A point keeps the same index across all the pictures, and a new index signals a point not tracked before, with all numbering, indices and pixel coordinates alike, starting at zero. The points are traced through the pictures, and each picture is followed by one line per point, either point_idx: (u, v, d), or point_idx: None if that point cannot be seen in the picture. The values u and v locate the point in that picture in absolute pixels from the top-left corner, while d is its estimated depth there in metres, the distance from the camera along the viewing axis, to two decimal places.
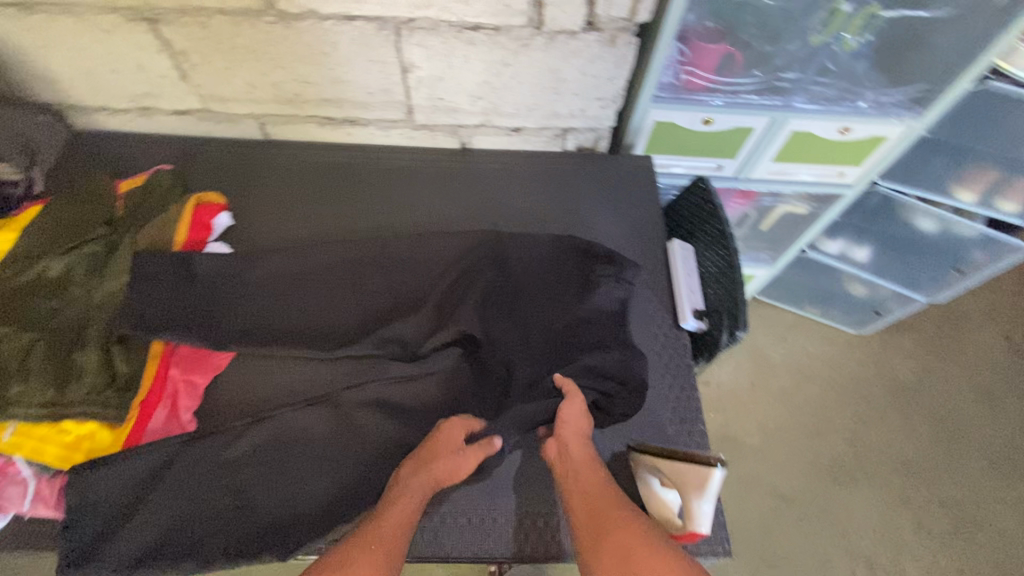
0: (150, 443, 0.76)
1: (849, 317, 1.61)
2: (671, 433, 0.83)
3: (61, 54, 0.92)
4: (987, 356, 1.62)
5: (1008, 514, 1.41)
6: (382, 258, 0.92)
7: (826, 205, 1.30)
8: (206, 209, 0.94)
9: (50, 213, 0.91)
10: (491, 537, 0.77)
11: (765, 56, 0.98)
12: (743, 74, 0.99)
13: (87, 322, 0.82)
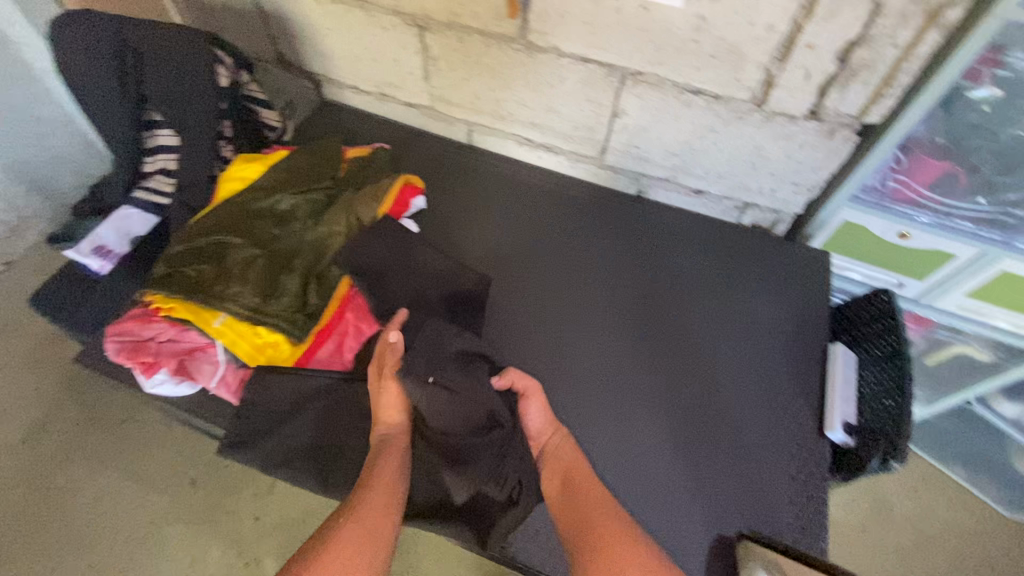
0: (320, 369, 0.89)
1: (1007, 496, 1.37)
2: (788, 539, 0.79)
3: (342, 38, 1.12)
4: None
5: None
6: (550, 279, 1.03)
7: (1017, 359, 1.16)
8: (409, 188, 1.08)
9: (293, 159, 1.10)
10: None
11: (995, 185, 0.90)
12: (962, 198, 0.92)
13: (296, 253, 0.97)
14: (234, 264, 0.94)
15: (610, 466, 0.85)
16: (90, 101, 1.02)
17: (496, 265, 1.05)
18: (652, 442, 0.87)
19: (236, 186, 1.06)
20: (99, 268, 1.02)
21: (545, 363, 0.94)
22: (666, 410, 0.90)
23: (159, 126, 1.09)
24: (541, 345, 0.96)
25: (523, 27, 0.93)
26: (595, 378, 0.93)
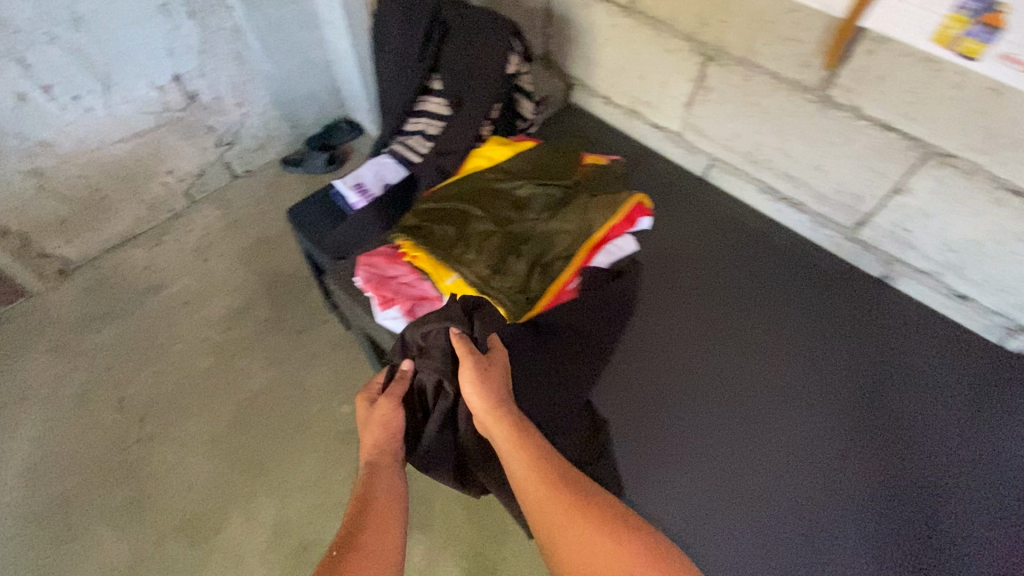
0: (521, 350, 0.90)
1: None
2: None
3: (617, 51, 1.15)
4: None
5: None
6: (763, 341, 0.98)
7: None
8: (639, 208, 1.07)
9: (538, 152, 1.16)
10: None
11: None
12: None
13: (525, 238, 1.02)
14: (471, 235, 1.01)
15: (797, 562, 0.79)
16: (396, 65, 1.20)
17: (703, 308, 1.03)
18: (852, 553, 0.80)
19: (484, 164, 1.15)
20: (354, 203, 1.18)
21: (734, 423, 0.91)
22: (875, 525, 0.81)
23: (435, 94, 1.22)
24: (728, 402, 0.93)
25: (828, 80, 0.89)
26: (797, 461, 0.87)
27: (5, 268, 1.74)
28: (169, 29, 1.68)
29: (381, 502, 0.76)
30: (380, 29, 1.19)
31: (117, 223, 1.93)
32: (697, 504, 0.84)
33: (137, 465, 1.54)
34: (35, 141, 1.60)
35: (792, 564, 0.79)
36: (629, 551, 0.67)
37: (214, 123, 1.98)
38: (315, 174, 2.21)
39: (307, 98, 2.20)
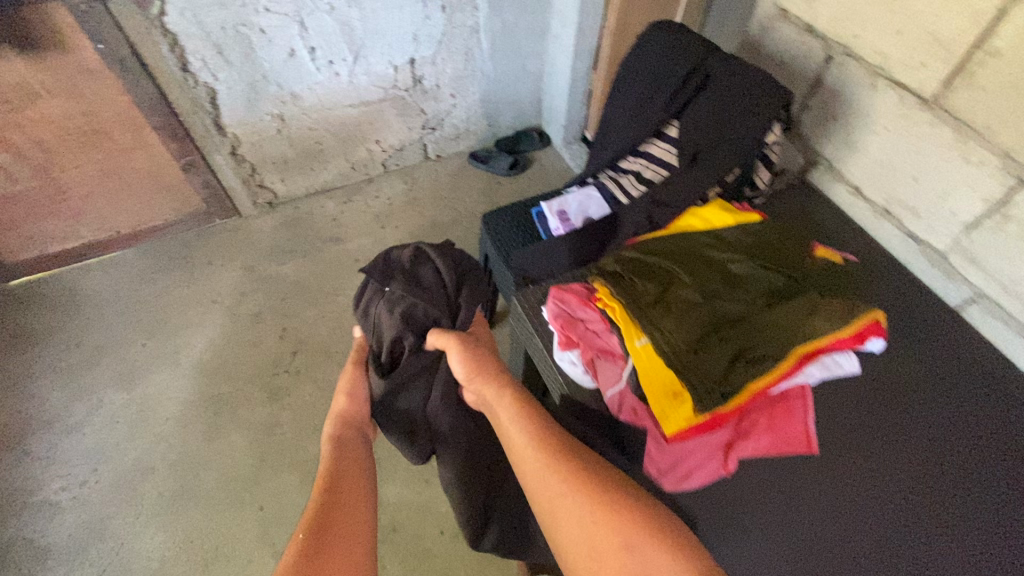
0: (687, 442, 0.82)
1: None
2: None
3: (893, 142, 1.00)
4: None
5: None
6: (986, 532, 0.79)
7: None
8: (875, 328, 0.91)
9: (764, 229, 1.04)
10: None
11: None
12: None
13: (733, 323, 0.91)
14: (673, 300, 0.92)
15: None
16: (637, 103, 1.18)
17: (912, 460, 0.85)
18: None
19: (700, 225, 1.05)
20: (553, 229, 1.17)
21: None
22: None
23: (665, 139, 1.17)
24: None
25: None
26: None
27: (231, 190, 2.01)
28: (420, 18, 1.82)
29: (346, 496, 0.79)
30: (630, 66, 1.18)
31: (322, 173, 2.15)
32: None
33: (279, 393, 1.69)
34: (288, 92, 1.83)
35: None
36: (614, 519, 0.69)
37: (427, 107, 2.12)
38: (496, 173, 2.29)
39: (511, 101, 2.27)
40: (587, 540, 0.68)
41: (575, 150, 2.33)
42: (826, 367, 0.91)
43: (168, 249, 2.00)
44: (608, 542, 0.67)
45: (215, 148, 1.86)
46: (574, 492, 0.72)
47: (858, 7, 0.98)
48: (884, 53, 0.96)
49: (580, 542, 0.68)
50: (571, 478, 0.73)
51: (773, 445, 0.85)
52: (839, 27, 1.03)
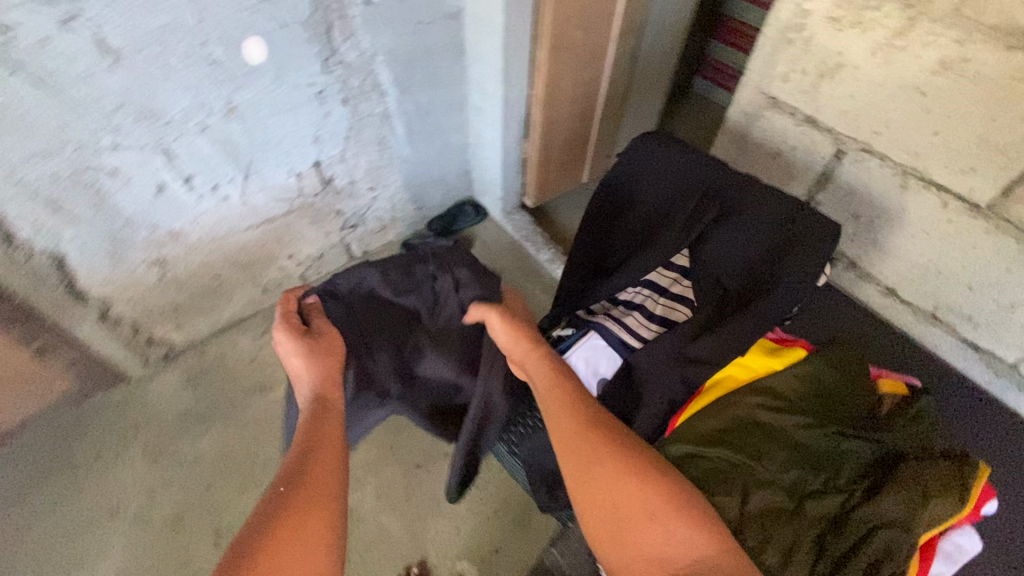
0: None
1: None
2: None
3: (923, 243, 1.22)
4: None
5: None
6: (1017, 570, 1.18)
7: None
8: (986, 491, 0.75)
9: (819, 371, 0.87)
10: None
11: None
12: None
13: (832, 527, 0.73)
14: (762, 514, 0.73)
15: None
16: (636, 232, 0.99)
17: None
18: None
19: (741, 378, 0.87)
20: None
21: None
22: None
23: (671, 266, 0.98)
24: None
25: None
26: None
27: (111, 357, 1.58)
28: (320, 116, 1.50)
29: (328, 468, 0.78)
30: (615, 188, 1.00)
31: (228, 306, 1.75)
32: None
33: None
34: (165, 231, 1.44)
35: None
36: (635, 491, 0.70)
37: (343, 207, 1.80)
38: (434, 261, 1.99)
39: (439, 178, 2.00)
40: (604, 491, 0.71)
41: (518, 219, 2.10)
42: (948, 559, 0.73)
43: (42, 453, 1.55)
44: (625, 502, 0.70)
45: (78, 318, 1.43)
46: (601, 460, 0.73)
47: (877, 106, 1.10)
48: (919, 152, 1.10)
49: (599, 501, 0.71)
50: (596, 443, 0.75)
51: None
52: (852, 122, 1.16)
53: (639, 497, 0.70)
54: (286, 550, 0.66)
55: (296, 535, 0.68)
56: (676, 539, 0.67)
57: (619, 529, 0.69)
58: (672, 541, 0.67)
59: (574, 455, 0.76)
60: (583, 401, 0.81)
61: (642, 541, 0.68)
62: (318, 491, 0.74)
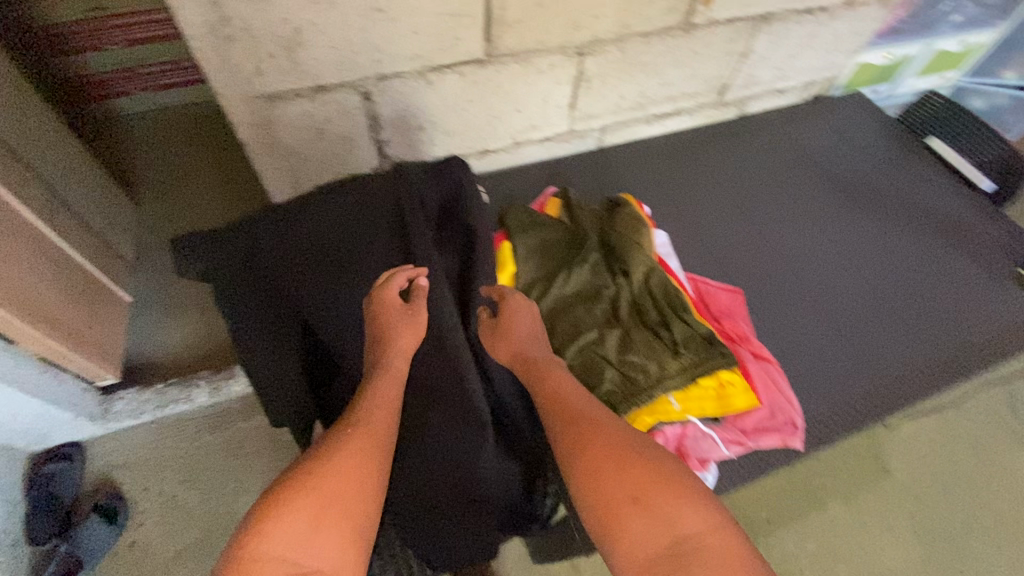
0: (751, 376, 0.89)
1: None
2: None
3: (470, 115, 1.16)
4: None
5: None
6: None
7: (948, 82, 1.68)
8: (640, 206, 1.09)
9: (527, 243, 1.01)
10: (998, 354, 1.01)
11: (929, 17, 1.35)
12: (910, 30, 1.36)
13: (640, 309, 0.95)
14: (625, 351, 0.89)
15: (918, 275, 1.09)
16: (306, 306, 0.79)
17: (707, 193, 1.18)
18: (913, 235, 1.15)
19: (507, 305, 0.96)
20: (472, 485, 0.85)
21: (922, 289, 1.07)
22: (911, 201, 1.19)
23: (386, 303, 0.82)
24: (932, 325, 1.03)
25: (691, 8, 0.99)
26: (852, 214, 1.17)
27: None
28: None
29: (378, 434, 0.59)
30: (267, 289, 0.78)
31: None
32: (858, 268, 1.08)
33: None
34: None
35: (908, 261, 1.11)
36: (630, 473, 0.57)
37: None
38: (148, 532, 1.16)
39: None
40: (592, 473, 0.58)
41: (131, 403, 1.19)
42: (670, 254, 1.06)
43: None
44: (613, 481, 0.57)
45: None
46: (628, 455, 0.59)
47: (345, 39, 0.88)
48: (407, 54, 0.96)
49: (589, 473, 0.58)
50: (589, 430, 0.62)
51: (747, 320, 0.98)
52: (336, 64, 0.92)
53: (634, 484, 0.56)
54: (314, 529, 0.49)
55: (328, 510, 0.50)
56: (665, 526, 0.53)
57: (606, 509, 0.56)
58: (667, 526, 0.53)
59: (569, 427, 0.63)
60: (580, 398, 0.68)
61: (629, 533, 0.54)
62: (367, 458, 0.56)
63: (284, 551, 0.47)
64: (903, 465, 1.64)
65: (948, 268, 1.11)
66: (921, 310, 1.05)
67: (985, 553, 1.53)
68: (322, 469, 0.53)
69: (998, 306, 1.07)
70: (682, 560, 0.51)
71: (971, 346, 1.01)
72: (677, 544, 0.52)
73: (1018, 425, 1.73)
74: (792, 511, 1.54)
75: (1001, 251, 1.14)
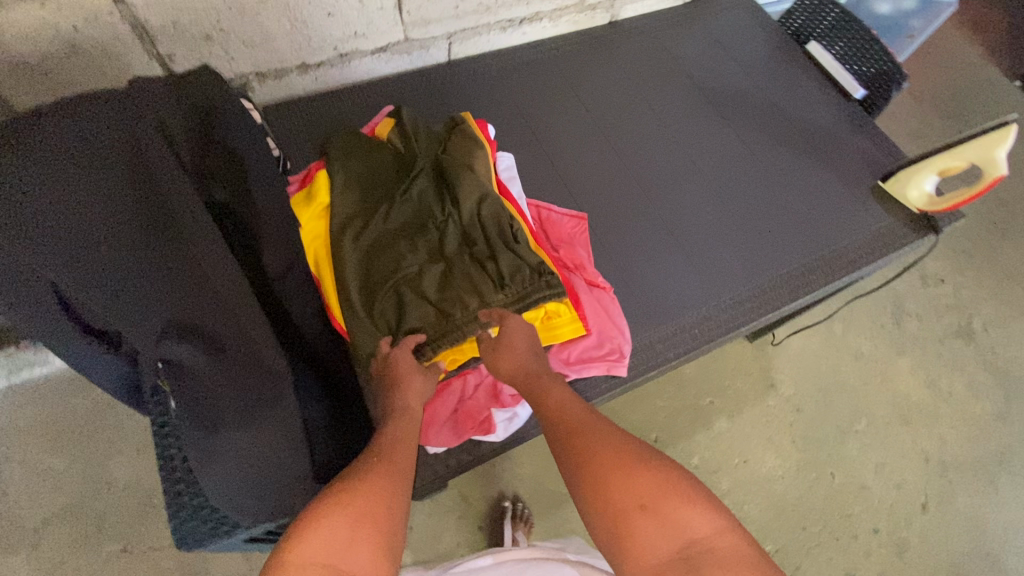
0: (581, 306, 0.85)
1: None
2: (892, 154, 1.12)
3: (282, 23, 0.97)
4: (914, 124, 2.25)
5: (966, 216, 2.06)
6: None
7: None
8: (481, 124, 0.99)
9: (346, 171, 0.89)
10: (846, 267, 0.99)
11: None
12: None
13: (471, 241, 0.87)
14: (445, 289, 0.83)
15: (775, 192, 1.06)
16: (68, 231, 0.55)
17: (566, 112, 1.10)
18: (775, 150, 1.11)
19: (324, 242, 0.86)
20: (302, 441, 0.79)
21: (775, 205, 1.05)
22: (774, 118, 1.15)
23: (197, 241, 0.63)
24: (779, 243, 1.01)
25: None
26: (713, 133, 1.12)
27: None
28: None
29: (399, 466, 0.59)
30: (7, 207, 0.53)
31: None
32: (711, 189, 1.05)
33: None
34: None
35: (765, 179, 1.07)
36: (631, 476, 0.54)
37: None
38: None
39: None
40: (595, 479, 0.55)
41: None
42: (513, 179, 0.97)
43: None
44: (613, 482, 0.54)
45: None
46: (632, 455, 0.56)
47: None
48: None
49: (590, 480, 0.56)
50: (585, 436, 0.61)
51: (588, 247, 0.93)
52: None
53: (633, 485, 0.53)
54: (348, 541, 0.47)
55: (361, 525, 0.49)
56: (677, 526, 0.50)
57: (608, 514, 0.53)
58: (674, 532, 0.49)
59: (570, 439, 0.61)
60: (581, 409, 0.66)
61: (638, 539, 0.50)
62: (392, 484, 0.55)
63: (324, 555, 0.46)
64: (790, 378, 1.70)
65: (807, 182, 1.08)
66: (771, 227, 1.02)
67: (859, 456, 1.62)
68: (352, 489, 0.52)
69: (853, 221, 1.04)
70: (694, 563, 0.47)
71: (821, 261, 1.00)
72: (688, 546, 0.48)
73: (897, 334, 1.82)
74: (680, 430, 1.59)
75: (863, 160, 1.11)
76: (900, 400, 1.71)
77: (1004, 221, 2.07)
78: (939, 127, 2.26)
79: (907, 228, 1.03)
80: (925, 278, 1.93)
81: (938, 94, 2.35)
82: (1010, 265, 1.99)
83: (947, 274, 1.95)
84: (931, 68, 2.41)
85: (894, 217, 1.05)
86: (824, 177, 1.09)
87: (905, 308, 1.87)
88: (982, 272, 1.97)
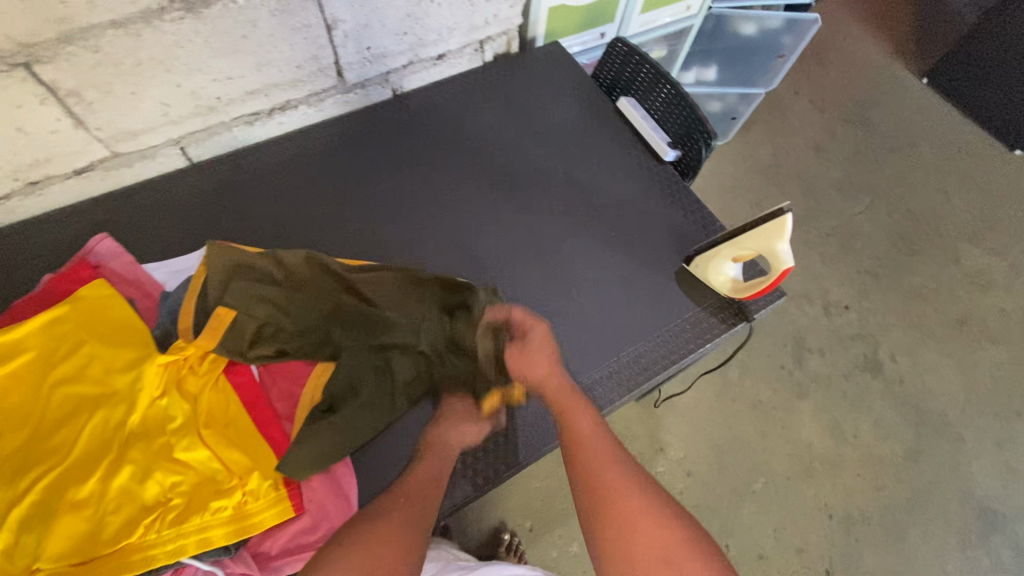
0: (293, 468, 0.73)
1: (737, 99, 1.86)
2: (705, 227, 0.99)
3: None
4: (811, 133, 2.16)
5: (871, 227, 1.96)
6: None
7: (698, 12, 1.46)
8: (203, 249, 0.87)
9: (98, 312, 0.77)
10: (640, 375, 0.86)
11: None
12: None
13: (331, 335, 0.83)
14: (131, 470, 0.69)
15: (567, 287, 0.93)
16: None
17: (328, 211, 0.96)
18: (570, 236, 0.98)
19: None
20: None
21: (563, 306, 0.91)
22: (573, 198, 1.02)
23: None
24: (563, 356, 0.87)
25: None
26: (501, 221, 0.99)
27: None
28: None
29: (421, 497, 0.65)
30: None
31: None
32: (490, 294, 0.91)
33: None
34: None
35: (553, 272, 0.94)
36: (652, 527, 0.59)
37: None
38: None
39: None
40: (622, 532, 0.59)
41: None
42: None
43: None
44: (636, 531, 0.58)
45: None
46: (651, 501, 0.61)
47: None
48: None
49: (603, 525, 0.60)
50: (604, 477, 0.63)
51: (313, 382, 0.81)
52: None
53: (657, 548, 0.57)
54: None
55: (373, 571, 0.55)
56: None
57: (626, 559, 0.57)
58: None
59: (581, 470, 0.65)
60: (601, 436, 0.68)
61: None
62: (412, 515, 0.62)
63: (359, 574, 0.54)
64: (679, 438, 1.57)
65: (603, 271, 0.95)
66: (558, 336, 0.89)
67: (755, 521, 1.49)
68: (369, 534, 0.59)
69: (652, 314, 0.91)
70: None
71: (609, 372, 0.86)
72: None
73: (797, 373, 1.70)
74: (558, 510, 1.46)
75: (671, 237, 0.98)
76: (801, 450, 1.59)
77: (910, 234, 1.96)
78: (841, 134, 2.16)
79: (715, 317, 0.90)
80: (828, 306, 1.81)
81: (838, 97, 2.25)
82: (919, 280, 1.87)
83: (851, 296, 1.83)
84: (831, 69, 2.31)
85: (702, 304, 0.92)
86: (626, 264, 0.96)
87: (806, 341, 1.75)
88: (888, 291, 1.85)
